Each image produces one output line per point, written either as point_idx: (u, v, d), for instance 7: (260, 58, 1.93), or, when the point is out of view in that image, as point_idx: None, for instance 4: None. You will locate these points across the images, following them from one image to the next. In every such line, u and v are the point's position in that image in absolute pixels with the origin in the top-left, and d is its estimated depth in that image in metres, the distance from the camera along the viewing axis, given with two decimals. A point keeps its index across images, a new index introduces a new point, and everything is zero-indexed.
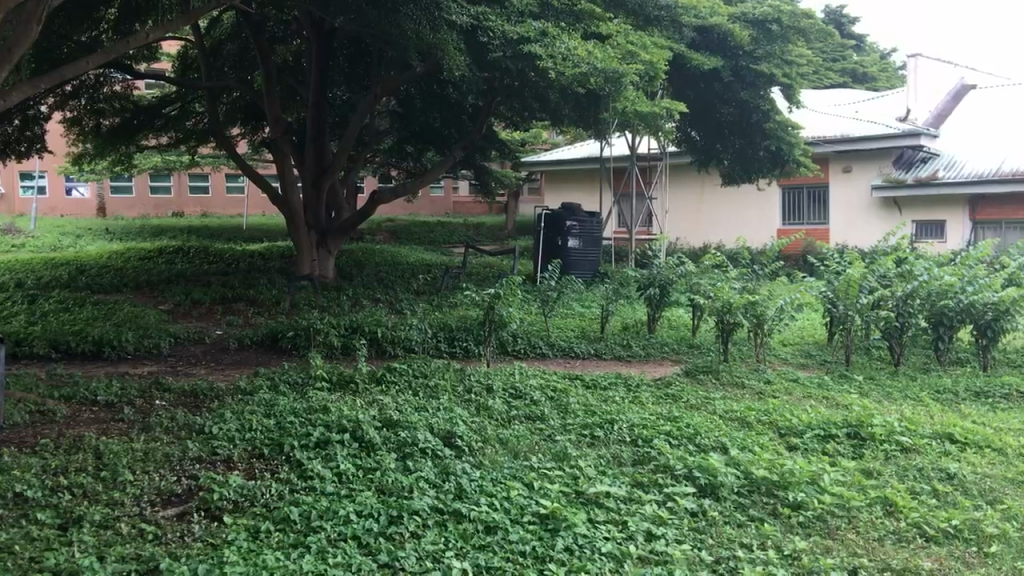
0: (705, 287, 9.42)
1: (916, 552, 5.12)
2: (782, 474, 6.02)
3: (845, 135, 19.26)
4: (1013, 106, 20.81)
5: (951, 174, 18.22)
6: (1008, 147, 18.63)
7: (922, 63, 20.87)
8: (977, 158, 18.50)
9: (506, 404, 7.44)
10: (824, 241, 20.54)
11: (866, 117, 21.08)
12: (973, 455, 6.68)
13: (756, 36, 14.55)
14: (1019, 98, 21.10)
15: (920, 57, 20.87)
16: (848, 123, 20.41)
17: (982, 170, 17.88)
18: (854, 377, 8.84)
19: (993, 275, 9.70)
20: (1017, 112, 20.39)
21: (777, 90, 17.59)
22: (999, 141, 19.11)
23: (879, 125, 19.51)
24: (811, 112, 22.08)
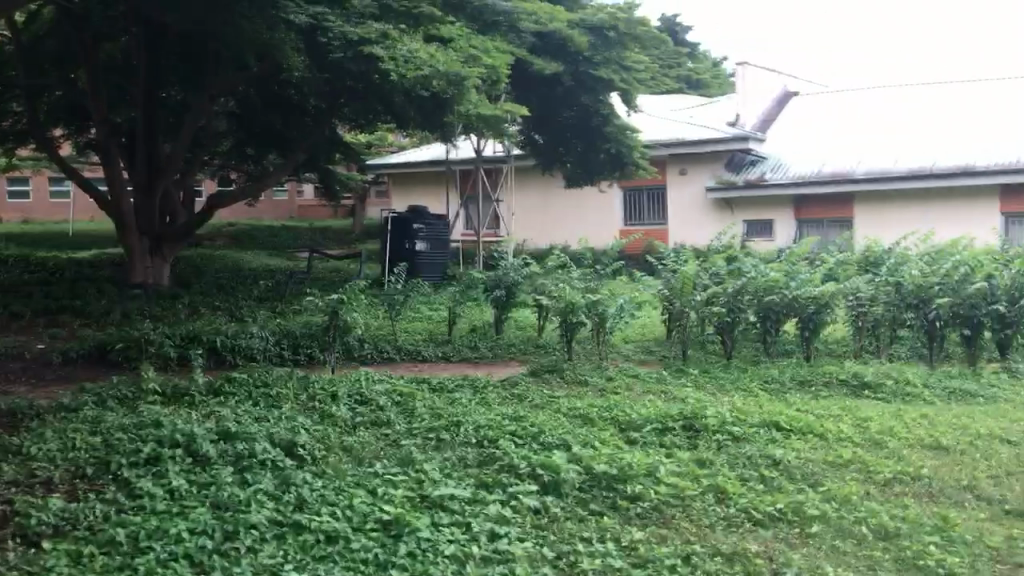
0: (548, 288, 9.56)
1: (745, 536, 5.47)
2: (621, 468, 6.22)
3: (682, 138, 20.12)
4: (1000, 97, 20.56)
5: (776, 176, 19.46)
6: (829, 151, 19.97)
7: (750, 71, 21.99)
8: (799, 162, 19.79)
9: (351, 411, 7.32)
10: (663, 241, 21.25)
11: (701, 121, 22.07)
12: (796, 441, 7.10)
13: (594, 43, 14.81)
14: (837, 102, 22.58)
15: (747, 65, 21.99)
16: (682, 126, 21.29)
17: (805, 172, 19.29)
18: (689, 371, 9.21)
19: (814, 271, 10.26)
20: (838, 115, 21.82)
21: (614, 97, 18.10)
22: (821, 145, 20.43)
23: (712, 130, 20.43)
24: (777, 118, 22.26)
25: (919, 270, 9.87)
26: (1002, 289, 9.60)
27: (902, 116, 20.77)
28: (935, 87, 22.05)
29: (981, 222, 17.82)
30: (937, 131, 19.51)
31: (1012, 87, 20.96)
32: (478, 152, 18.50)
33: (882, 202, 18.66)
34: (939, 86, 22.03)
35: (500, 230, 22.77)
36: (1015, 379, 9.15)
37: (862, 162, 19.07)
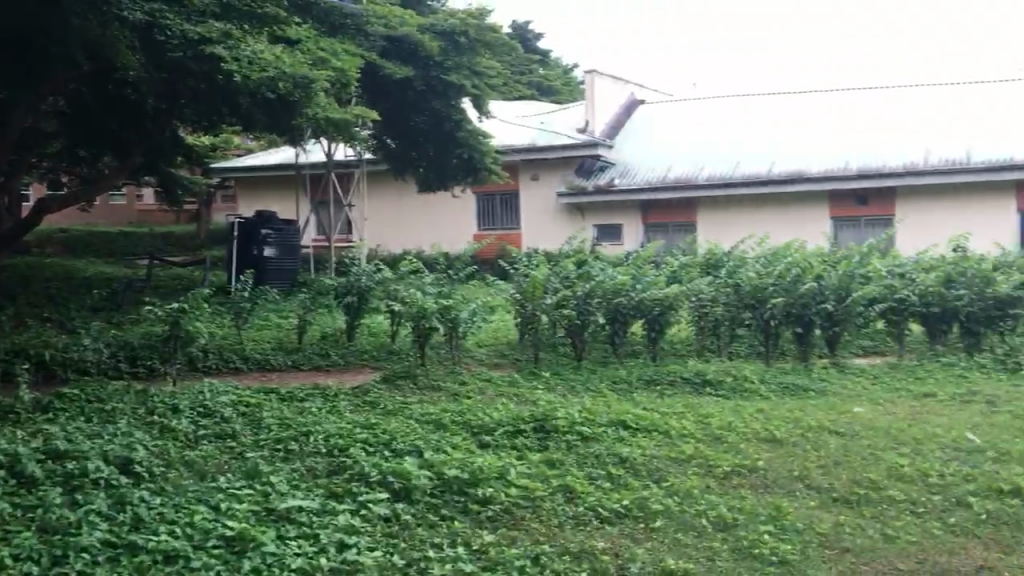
0: (400, 293, 9.50)
1: (592, 534, 5.60)
2: (472, 472, 6.24)
3: (535, 144, 20.48)
4: (951, 101, 20.74)
5: (624, 182, 20.13)
6: (674, 157, 20.79)
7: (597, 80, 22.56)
8: (646, 168, 20.54)
9: (193, 424, 7.05)
10: (516, 246, 21.56)
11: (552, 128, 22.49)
12: (642, 438, 7.33)
13: (445, 47, 14.86)
14: (681, 110, 23.52)
15: (595, 74, 22.55)
16: (536, 133, 21.65)
17: (651, 178, 20.03)
18: (541, 373, 9.37)
19: (659, 273, 10.63)
20: (682, 122, 22.71)
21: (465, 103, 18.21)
22: (667, 151, 21.23)
23: (562, 136, 20.86)
24: (733, 121, 22.09)
25: (756, 272, 10.40)
26: (829, 289, 10.24)
27: (855, 118, 20.81)
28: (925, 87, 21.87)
29: (814, 225, 19.03)
30: (888, 135, 19.60)
31: (961, 90, 21.21)
32: (329, 156, 18.19)
33: (725, 210, 19.61)
34: (888, 89, 22.19)
35: (353, 236, 22.50)
36: (842, 373, 9.77)
37: (705, 169, 19.98)
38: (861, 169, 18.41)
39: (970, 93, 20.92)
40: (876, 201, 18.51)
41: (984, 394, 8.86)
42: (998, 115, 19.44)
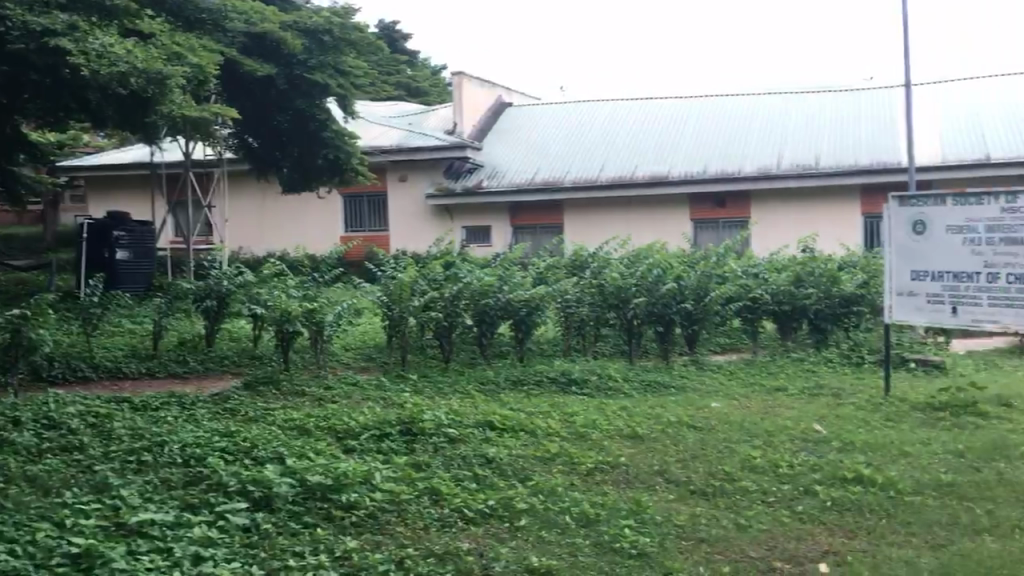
0: (262, 297, 9.27)
1: (456, 534, 5.62)
2: (337, 478, 6.14)
3: (404, 145, 20.48)
4: (828, 109, 21.51)
5: (493, 183, 20.37)
6: (541, 159, 21.13)
7: (464, 81, 22.56)
8: (514, 170, 20.81)
9: (36, 438, 6.66)
10: (384, 248, 21.51)
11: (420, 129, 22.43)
12: (508, 438, 7.40)
13: (309, 46, 14.56)
14: (552, 113, 23.89)
15: (463, 75, 22.54)
16: (405, 133, 21.54)
17: (518, 180, 20.32)
18: (408, 376, 9.32)
19: (526, 274, 10.76)
20: (553, 125, 23.08)
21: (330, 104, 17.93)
22: (535, 153, 21.56)
23: (430, 138, 20.85)
24: (609, 125, 22.57)
25: (619, 274, 10.65)
26: (688, 289, 10.62)
27: (724, 124, 21.57)
28: (808, 95, 22.65)
29: (675, 226, 19.82)
30: (753, 140, 20.41)
31: (839, 100, 22.03)
32: (188, 156, 17.55)
33: (589, 212, 20.24)
34: (756, 96, 23.09)
35: (214, 237, 21.84)
36: (700, 370, 10.15)
37: (571, 171, 20.39)
38: (717, 172, 19.16)
39: (846, 102, 21.75)
40: (732, 204, 19.46)
41: (830, 387, 9.37)
42: (854, 122, 20.48)
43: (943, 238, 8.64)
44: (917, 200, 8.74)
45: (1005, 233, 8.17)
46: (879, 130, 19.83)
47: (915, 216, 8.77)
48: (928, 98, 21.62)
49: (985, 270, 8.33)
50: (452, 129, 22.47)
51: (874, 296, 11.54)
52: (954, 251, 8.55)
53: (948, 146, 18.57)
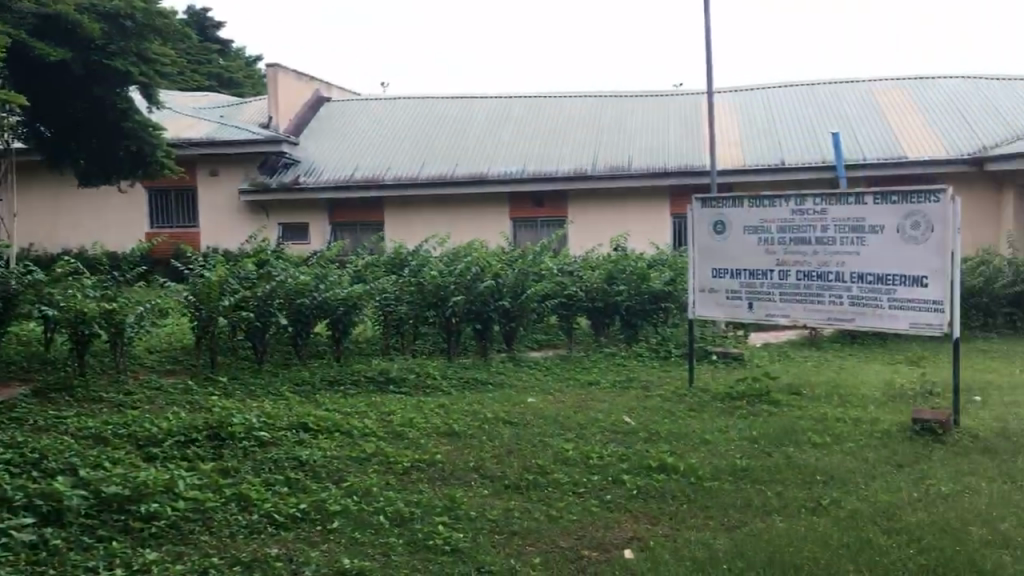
0: (55, 297, 8.67)
1: (265, 541, 5.45)
2: (136, 487, 5.81)
3: (213, 138, 19.97)
4: (645, 113, 22.38)
5: (311, 179, 20.09)
6: (361, 156, 20.96)
7: (280, 75, 22.10)
8: (333, 166, 20.56)
9: None
10: (194, 245, 20.93)
11: (232, 122, 21.77)
12: (322, 440, 7.28)
13: (109, 31, 13.10)
14: (375, 111, 23.75)
15: (278, 69, 22.07)
16: (216, 126, 20.82)
17: (338, 176, 20.04)
18: (218, 379, 8.98)
19: (343, 273, 10.60)
20: (375, 122, 22.93)
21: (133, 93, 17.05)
22: (356, 150, 21.36)
23: (244, 131, 20.42)
24: (429, 123, 22.64)
25: (437, 272, 10.67)
26: (506, 287, 10.81)
27: (540, 125, 22.08)
28: (627, 100, 23.49)
29: (494, 226, 20.19)
30: (567, 142, 21.00)
31: (655, 105, 22.97)
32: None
33: (410, 211, 20.38)
34: (573, 99, 23.77)
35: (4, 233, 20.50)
36: (518, 366, 10.34)
37: (391, 168, 20.29)
38: (535, 171, 19.56)
39: (662, 108, 22.70)
40: (550, 203, 19.97)
41: (639, 380, 9.78)
42: (662, 127, 21.42)
43: (740, 237, 9.19)
44: (717, 201, 9.26)
45: (795, 233, 8.76)
46: (684, 135, 20.82)
47: (714, 217, 9.31)
48: (732, 105, 22.95)
49: (777, 267, 8.93)
50: (267, 124, 21.99)
51: (680, 293, 12.17)
52: (750, 250, 9.12)
53: (749, 151, 19.77)
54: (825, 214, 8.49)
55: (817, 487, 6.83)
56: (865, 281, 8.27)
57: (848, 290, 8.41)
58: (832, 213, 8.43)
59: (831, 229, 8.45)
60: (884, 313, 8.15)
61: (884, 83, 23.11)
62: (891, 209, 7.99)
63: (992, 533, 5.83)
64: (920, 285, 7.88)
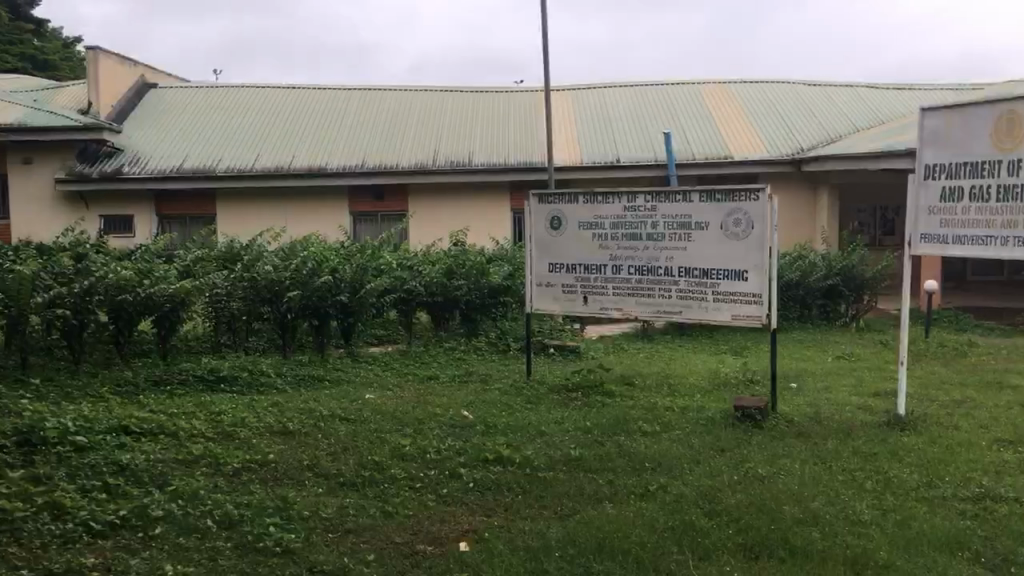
0: None
1: (79, 550, 5.14)
2: None
3: (23, 124, 18.60)
4: (484, 109, 22.64)
5: (136, 169, 19.15)
6: (191, 146, 20.15)
7: (102, 57, 21.12)
8: (160, 156, 19.68)
9: None
10: (3, 238, 19.64)
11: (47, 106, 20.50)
12: (146, 443, 6.97)
13: None
14: (204, 99, 22.91)
15: (99, 50, 21.08)
16: (28, 110, 19.44)
17: (166, 167, 19.19)
18: (29, 381, 8.41)
19: (170, 268, 10.15)
20: (204, 111, 22.13)
21: None
22: (185, 139, 20.52)
23: (60, 116, 19.20)
24: (264, 113, 22.05)
25: (272, 265, 10.38)
26: (344, 282, 10.63)
27: (380, 118, 21.89)
28: (467, 95, 23.68)
29: (333, 221, 19.87)
30: (407, 135, 20.91)
31: (494, 101, 23.28)
32: None
33: (244, 206, 19.82)
34: (413, 93, 23.74)
35: None
36: (356, 363, 10.23)
37: (223, 158, 19.60)
38: (376, 164, 19.35)
39: (502, 104, 23.04)
40: (389, 199, 19.90)
41: (477, 374, 9.88)
42: (501, 123, 21.67)
43: (575, 232, 9.46)
44: (552, 198, 9.53)
45: (626, 229, 9.07)
46: (523, 131, 21.16)
47: (551, 213, 9.55)
48: (570, 103, 23.52)
49: (610, 262, 9.22)
50: (86, 108, 20.92)
51: (518, 286, 12.40)
52: (584, 245, 9.39)
53: (586, 148, 20.32)
54: (655, 211, 8.82)
55: (646, 473, 7.10)
56: (692, 275, 8.63)
57: (675, 284, 8.76)
58: (661, 210, 8.77)
59: (661, 225, 8.79)
60: (709, 306, 8.54)
61: (713, 86, 24.27)
62: (716, 207, 8.38)
63: (803, 511, 6.24)
64: (740, 279, 8.29)
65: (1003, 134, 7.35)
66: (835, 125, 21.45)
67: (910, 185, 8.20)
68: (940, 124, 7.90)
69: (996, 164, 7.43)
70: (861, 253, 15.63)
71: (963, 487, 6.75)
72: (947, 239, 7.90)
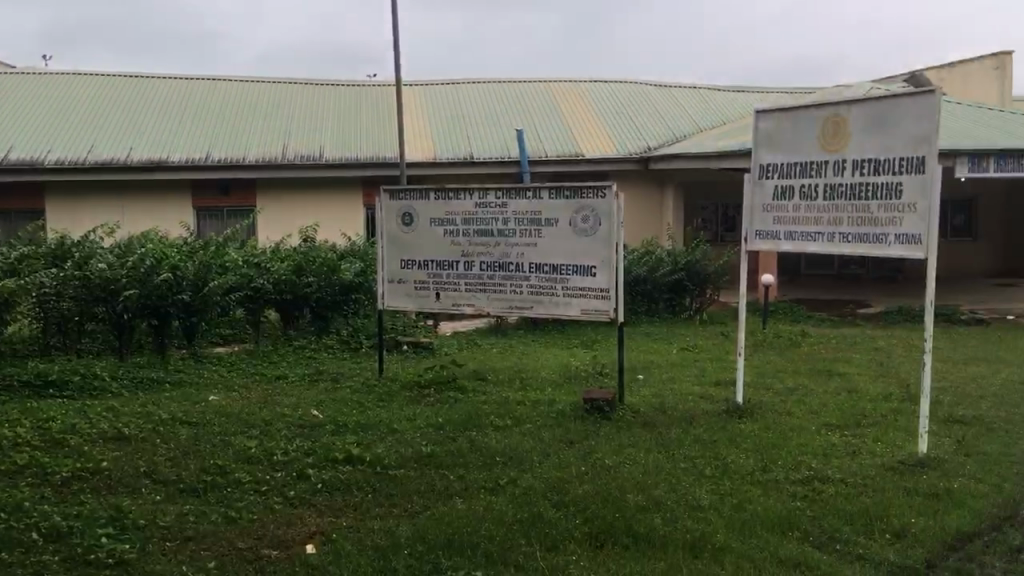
0: None
1: None
2: None
3: None
4: (336, 103, 22.33)
5: None
6: (16, 135, 18.95)
7: None
8: None
9: None
10: None
11: None
12: None
13: None
14: (31, 86, 21.62)
15: None
16: None
17: None
18: None
19: None
20: (31, 98, 20.88)
21: None
22: (11, 128, 19.28)
23: None
24: (99, 102, 20.98)
25: (107, 264, 9.88)
26: (185, 280, 10.20)
27: (228, 110, 21.18)
28: (317, 88, 23.28)
29: (175, 214, 19.17)
30: (257, 129, 20.32)
31: (346, 94, 22.98)
32: None
33: (77, 198, 18.88)
34: (262, 85, 23.13)
35: None
36: (200, 364, 9.88)
37: (54, 149, 18.52)
38: (224, 157, 18.73)
39: (354, 98, 22.79)
40: (237, 190, 19.30)
41: (328, 373, 9.71)
42: (354, 118, 21.39)
43: (426, 229, 9.45)
44: (403, 194, 9.51)
45: (477, 225, 9.12)
46: (376, 125, 20.98)
47: (402, 209, 9.51)
48: (423, 98, 23.48)
49: (463, 259, 9.25)
50: None
51: (370, 283, 12.31)
52: (436, 241, 9.39)
53: (439, 144, 20.30)
54: (506, 208, 8.90)
55: (497, 468, 7.16)
56: (543, 271, 8.77)
57: (527, 280, 8.88)
58: (512, 207, 8.86)
59: (512, 222, 8.89)
60: (558, 301, 8.70)
61: (565, 84, 24.74)
62: (565, 204, 8.54)
63: (647, 499, 6.45)
64: (588, 275, 8.48)
65: (829, 136, 7.77)
66: (680, 125, 22.28)
67: (746, 184, 8.62)
68: (775, 127, 8.34)
69: (824, 164, 7.85)
70: (704, 249, 16.31)
71: (794, 471, 7.13)
72: (780, 235, 8.34)
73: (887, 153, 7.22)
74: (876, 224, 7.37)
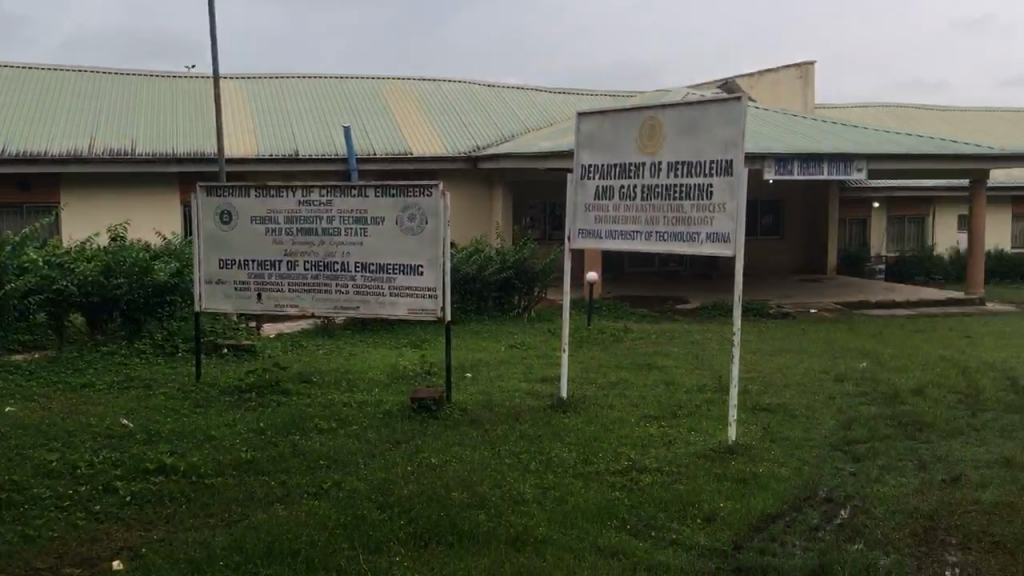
0: None
1: None
2: None
3: None
4: (152, 95, 21.25)
5: None
6: None
7: None
8: None
9: None
10: None
11: None
12: None
13: None
14: None
15: None
16: None
17: None
18: None
19: None
20: None
21: None
22: None
23: None
24: None
25: None
26: None
27: (29, 100, 19.73)
28: (132, 80, 22.08)
29: None
30: (63, 121, 19.05)
31: (163, 87, 21.92)
32: None
33: None
34: (69, 74, 21.71)
35: None
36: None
37: None
38: (25, 150, 17.44)
39: (172, 91, 21.76)
40: (39, 190, 18.11)
41: (141, 379, 9.23)
42: (172, 111, 20.43)
43: (246, 227, 9.14)
44: (222, 191, 9.17)
45: (299, 224, 8.91)
46: (196, 120, 20.12)
47: (221, 206, 9.17)
48: (248, 93, 22.71)
49: (286, 258, 9.01)
50: None
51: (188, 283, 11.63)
52: (256, 240, 9.10)
53: (263, 141, 19.63)
54: (330, 207, 8.74)
55: (320, 471, 7.02)
56: (368, 271, 8.67)
57: (352, 279, 8.75)
58: (337, 206, 8.71)
59: (337, 221, 8.73)
60: (384, 300, 8.63)
61: (396, 82, 24.58)
62: (391, 203, 8.48)
63: (471, 495, 6.50)
64: (414, 274, 8.46)
65: (646, 139, 8.08)
66: (510, 125, 22.60)
67: (569, 184, 8.84)
68: (595, 129, 8.61)
69: (640, 165, 8.16)
70: (531, 248, 16.64)
71: (613, 462, 7.38)
72: (601, 234, 8.60)
73: (698, 155, 7.60)
74: (689, 224, 7.73)
